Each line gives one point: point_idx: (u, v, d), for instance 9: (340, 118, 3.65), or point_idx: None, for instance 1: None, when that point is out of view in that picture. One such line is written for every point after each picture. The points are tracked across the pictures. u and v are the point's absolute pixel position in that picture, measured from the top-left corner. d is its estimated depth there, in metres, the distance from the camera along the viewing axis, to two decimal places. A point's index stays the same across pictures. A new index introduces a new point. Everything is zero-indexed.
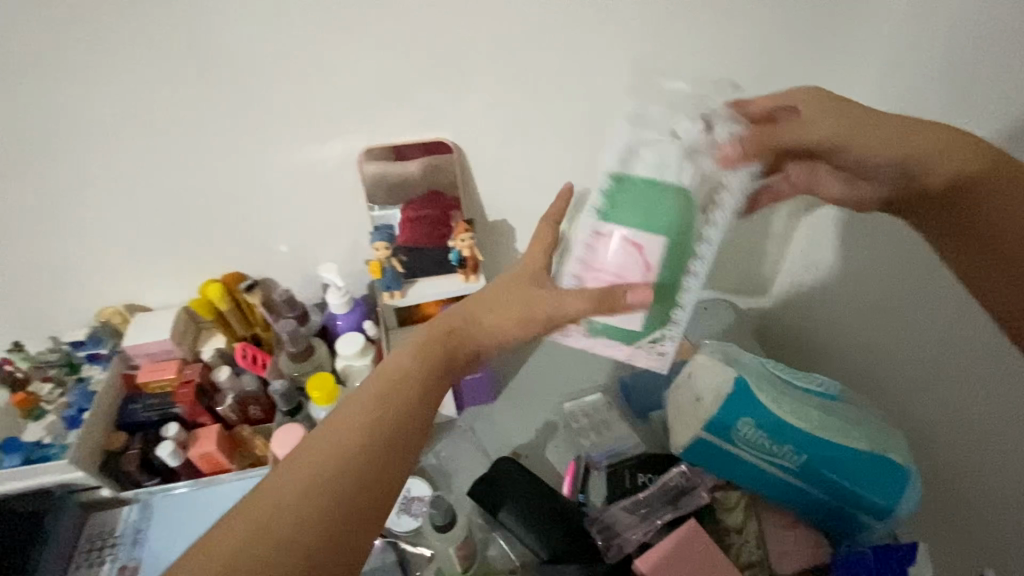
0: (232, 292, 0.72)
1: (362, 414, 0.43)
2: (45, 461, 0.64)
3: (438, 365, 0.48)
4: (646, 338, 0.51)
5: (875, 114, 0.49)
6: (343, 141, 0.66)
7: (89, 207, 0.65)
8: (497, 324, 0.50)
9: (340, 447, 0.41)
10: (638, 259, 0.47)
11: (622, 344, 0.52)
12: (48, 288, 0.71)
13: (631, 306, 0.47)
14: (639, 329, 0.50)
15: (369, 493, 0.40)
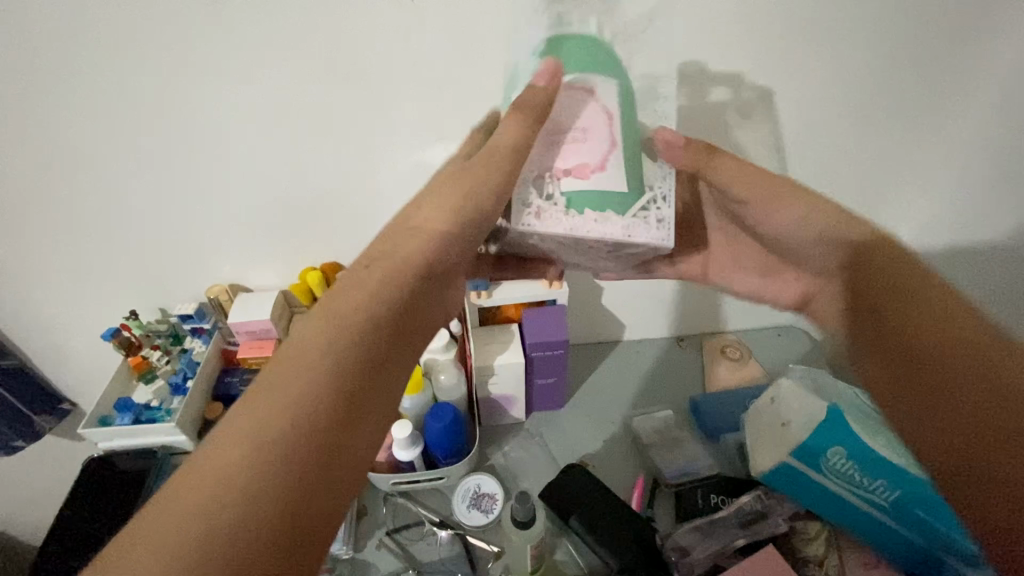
0: (329, 280, 0.76)
1: (322, 329, 0.35)
2: (153, 422, 0.68)
3: (381, 282, 0.39)
4: (638, 206, 0.41)
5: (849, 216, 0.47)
6: (452, 144, 0.68)
7: (211, 196, 0.70)
8: (439, 224, 0.42)
9: (287, 401, 0.32)
10: (597, 106, 0.40)
11: (616, 218, 0.41)
12: (166, 264, 0.76)
13: (595, 158, 0.39)
14: (626, 191, 0.40)
15: (334, 437, 0.32)
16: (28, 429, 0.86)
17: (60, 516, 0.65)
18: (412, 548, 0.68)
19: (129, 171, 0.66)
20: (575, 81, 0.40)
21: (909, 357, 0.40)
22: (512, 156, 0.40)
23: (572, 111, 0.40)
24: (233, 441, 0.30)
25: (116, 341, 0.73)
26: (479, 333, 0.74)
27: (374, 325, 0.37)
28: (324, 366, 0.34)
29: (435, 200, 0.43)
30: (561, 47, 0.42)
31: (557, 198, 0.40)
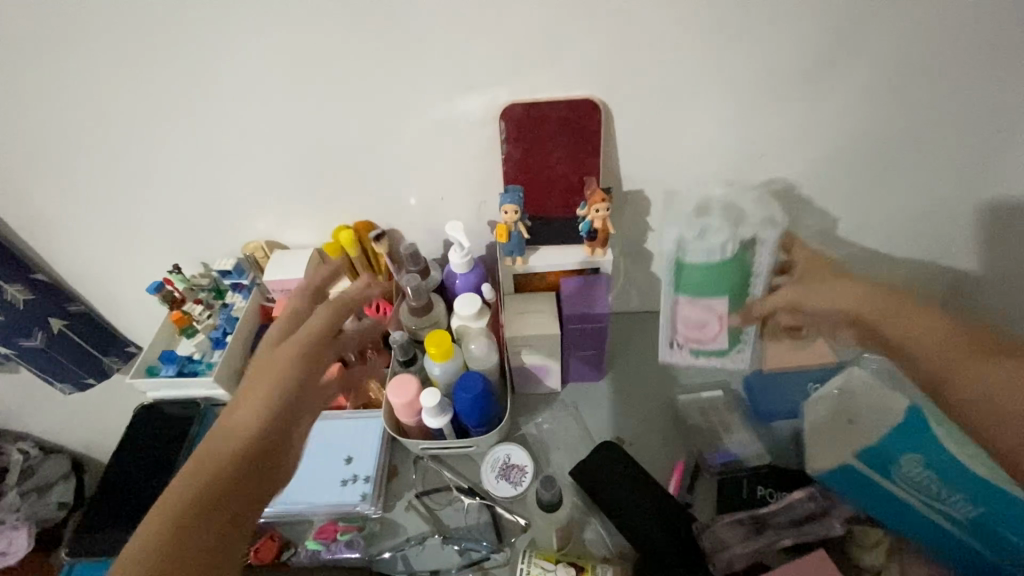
0: (362, 240, 0.73)
1: (229, 431, 0.46)
2: (194, 375, 0.70)
3: (261, 409, 0.48)
4: (734, 349, 0.67)
5: (827, 276, 0.61)
6: (488, 94, 0.62)
7: (244, 154, 0.68)
8: (242, 416, 0.47)
9: (187, 492, 0.39)
10: (710, 313, 0.63)
11: (719, 359, 0.68)
12: (204, 219, 0.76)
13: (715, 335, 0.65)
14: (725, 347, 0.67)
15: (225, 497, 0.40)
16: (96, 367, 0.91)
17: (115, 460, 0.70)
18: (440, 513, 0.68)
19: (161, 126, 0.65)
20: (702, 300, 0.62)
21: (975, 355, 0.48)
22: (290, 372, 0.52)
23: (690, 307, 0.63)
24: (143, 539, 0.37)
25: (160, 294, 0.74)
26: (514, 301, 0.70)
27: (259, 414, 0.47)
28: (229, 449, 0.44)
29: (269, 374, 0.52)
30: (689, 271, 0.60)
31: (682, 347, 0.68)
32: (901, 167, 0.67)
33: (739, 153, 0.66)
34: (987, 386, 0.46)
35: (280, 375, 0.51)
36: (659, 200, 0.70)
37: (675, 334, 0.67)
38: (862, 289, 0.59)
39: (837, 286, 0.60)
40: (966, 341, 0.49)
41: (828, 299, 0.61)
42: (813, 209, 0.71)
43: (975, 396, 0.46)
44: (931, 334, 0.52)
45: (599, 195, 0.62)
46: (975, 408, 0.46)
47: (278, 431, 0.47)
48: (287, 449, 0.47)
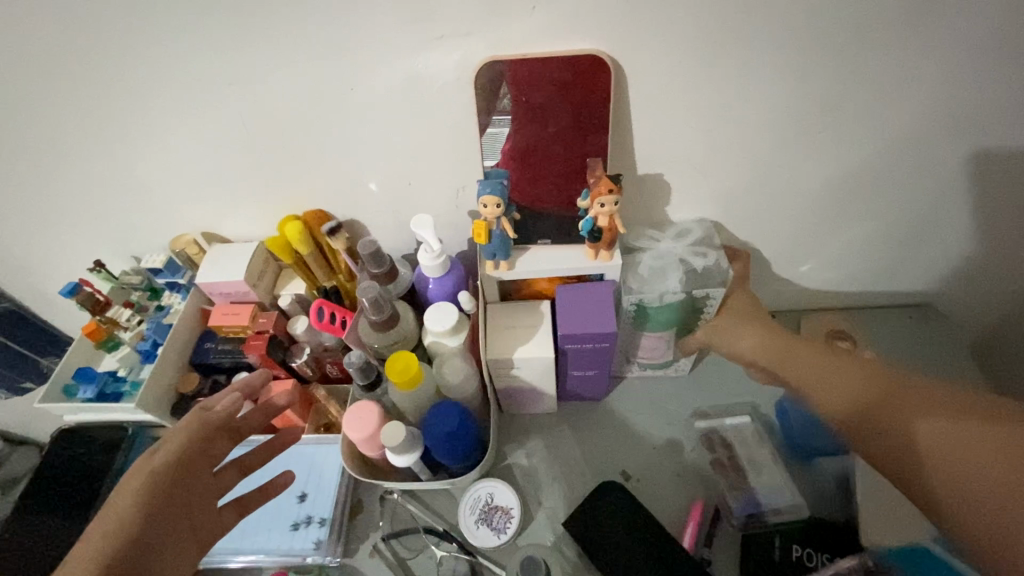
0: (313, 233, 0.60)
1: (119, 517, 0.41)
2: (118, 397, 0.59)
3: (169, 485, 0.44)
4: (673, 362, 0.64)
5: (761, 314, 0.59)
6: (460, 49, 0.46)
7: (160, 129, 0.54)
8: (150, 481, 0.43)
9: None
10: (654, 344, 0.61)
11: (661, 368, 0.65)
12: (125, 208, 0.63)
13: (650, 355, 0.63)
14: (661, 361, 0.64)
15: None
16: (33, 369, 0.81)
17: (28, 496, 0.59)
18: (410, 561, 0.57)
19: (44, 97, 0.51)
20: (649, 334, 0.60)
21: (910, 402, 0.43)
22: (195, 442, 0.47)
23: (636, 339, 0.61)
24: None
25: (76, 297, 0.61)
26: (499, 312, 0.57)
27: (165, 493, 0.43)
28: (122, 540, 0.40)
29: (182, 440, 0.47)
30: (640, 315, 0.58)
31: (631, 366, 0.65)
32: (997, 146, 0.52)
33: (791, 126, 0.51)
34: (921, 447, 0.41)
35: (193, 440, 0.47)
36: (682, 186, 0.56)
37: (617, 352, 0.64)
38: (769, 331, 0.57)
39: (748, 328, 0.58)
40: (901, 388, 0.45)
41: (738, 336, 0.58)
42: (877, 196, 0.57)
43: (925, 437, 0.41)
44: (831, 384, 0.49)
45: (606, 183, 0.47)
46: (942, 464, 0.39)
47: (200, 487, 0.46)
48: (204, 508, 0.46)
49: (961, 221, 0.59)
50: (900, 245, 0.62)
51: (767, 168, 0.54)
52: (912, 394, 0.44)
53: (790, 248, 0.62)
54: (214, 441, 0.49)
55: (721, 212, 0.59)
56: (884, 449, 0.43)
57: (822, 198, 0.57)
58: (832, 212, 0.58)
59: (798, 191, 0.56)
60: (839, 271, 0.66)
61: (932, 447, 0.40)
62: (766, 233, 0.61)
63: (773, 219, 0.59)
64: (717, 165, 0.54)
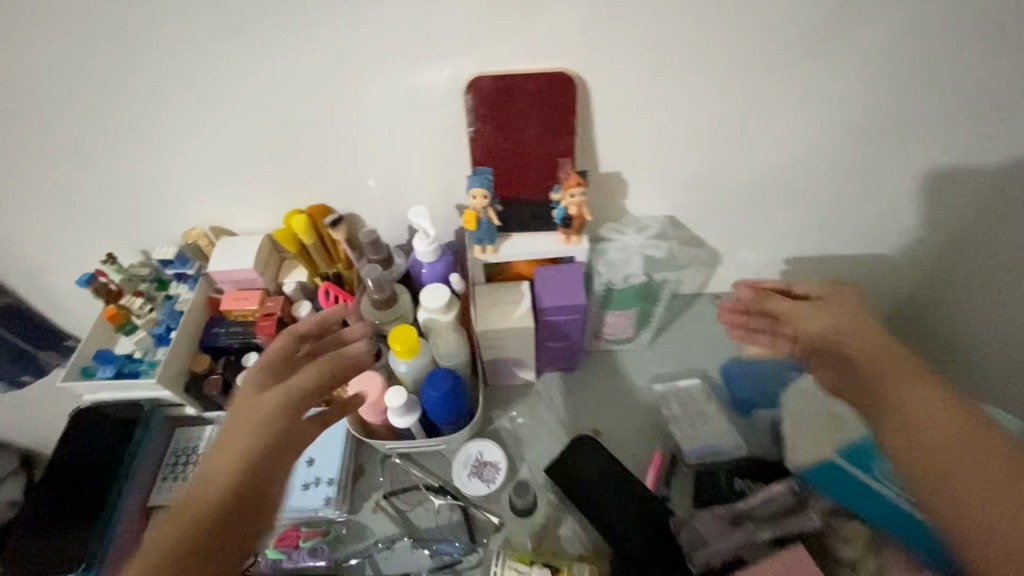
0: (317, 226, 0.67)
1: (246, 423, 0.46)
2: (135, 376, 0.64)
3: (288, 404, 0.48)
4: (636, 337, 0.74)
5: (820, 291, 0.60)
6: (452, 64, 0.55)
7: (178, 132, 0.60)
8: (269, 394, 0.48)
9: (220, 486, 0.42)
10: (621, 322, 0.70)
11: (624, 343, 0.75)
12: (138, 204, 0.68)
13: (615, 332, 0.72)
14: (626, 336, 0.73)
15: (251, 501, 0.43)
16: (32, 364, 0.84)
17: (48, 467, 0.63)
18: (410, 514, 0.65)
19: (75, 100, 0.57)
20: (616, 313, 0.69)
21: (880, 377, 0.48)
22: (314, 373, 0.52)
23: (605, 319, 0.70)
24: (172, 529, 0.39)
25: (91, 288, 0.66)
26: (485, 292, 0.66)
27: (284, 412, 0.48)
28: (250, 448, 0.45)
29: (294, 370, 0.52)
30: (608, 298, 0.68)
31: (600, 342, 0.74)
32: (886, 147, 0.64)
33: (724, 130, 0.62)
34: (927, 408, 0.44)
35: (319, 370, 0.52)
36: (639, 181, 0.66)
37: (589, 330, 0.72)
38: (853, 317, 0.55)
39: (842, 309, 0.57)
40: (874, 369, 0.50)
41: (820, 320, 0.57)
42: (798, 189, 0.68)
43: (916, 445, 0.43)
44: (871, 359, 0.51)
45: (575, 179, 0.57)
46: (908, 435, 0.44)
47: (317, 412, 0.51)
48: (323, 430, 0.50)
49: (867, 211, 0.71)
50: (820, 232, 0.74)
51: (707, 165, 0.65)
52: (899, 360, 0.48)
53: (732, 235, 0.73)
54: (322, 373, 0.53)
55: (672, 204, 0.69)
56: (851, 389, 0.51)
57: (754, 190, 0.68)
58: (763, 203, 0.70)
59: (735, 185, 0.67)
60: (774, 256, 0.77)
61: (899, 430, 0.45)
62: (710, 222, 0.72)
63: (717, 210, 0.70)
64: (667, 164, 0.64)
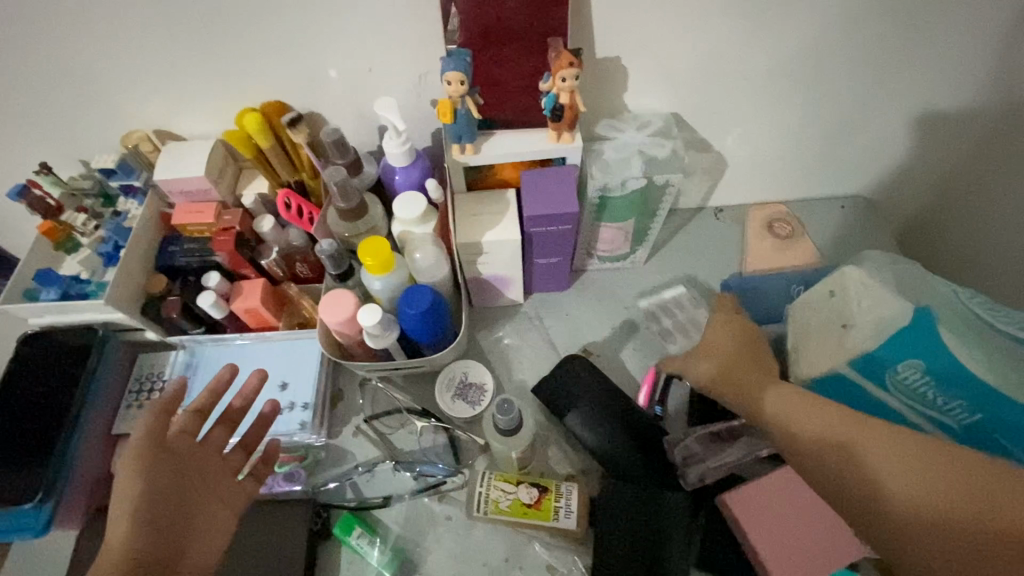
0: (273, 127, 0.59)
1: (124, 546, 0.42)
2: (83, 299, 0.58)
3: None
4: (615, 259, 0.69)
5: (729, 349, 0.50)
6: None
7: (96, 5, 0.51)
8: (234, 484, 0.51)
9: None
10: (617, 235, 0.65)
11: (617, 262, 0.69)
12: (67, 102, 0.60)
13: (605, 243, 0.66)
14: (618, 252, 0.68)
15: None
16: None
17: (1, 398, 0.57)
18: (391, 437, 0.62)
19: None
20: (611, 224, 0.63)
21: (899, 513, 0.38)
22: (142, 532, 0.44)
23: (597, 235, 0.65)
24: None
25: (26, 201, 0.60)
26: (464, 202, 0.60)
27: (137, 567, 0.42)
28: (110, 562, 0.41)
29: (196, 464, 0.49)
30: (606, 209, 0.61)
31: (591, 262, 0.69)
32: (929, 26, 0.55)
33: (742, 5, 0.52)
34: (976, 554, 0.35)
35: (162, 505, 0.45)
36: (639, 71, 0.57)
37: (585, 248, 0.67)
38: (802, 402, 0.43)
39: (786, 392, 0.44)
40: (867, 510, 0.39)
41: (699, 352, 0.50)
42: (819, 80, 0.60)
43: None
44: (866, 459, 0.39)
45: (566, 56, 0.48)
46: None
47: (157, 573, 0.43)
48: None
49: (893, 109, 0.63)
50: (839, 133, 0.66)
51: (719, 51, 0.56)
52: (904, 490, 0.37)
53: (742, 140, 0.66)
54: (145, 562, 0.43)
55: (676, 100, 0.61)
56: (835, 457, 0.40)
57: (769, 83, 0.60)
58: (778, 100, 0.62)
59: (748, 76, 0.59)
60: (785, 164, 0.69)
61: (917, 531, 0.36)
62: (718, 124, 0.64)
63: (727, 109, 0.62)
64: (673, 48, 0.55)
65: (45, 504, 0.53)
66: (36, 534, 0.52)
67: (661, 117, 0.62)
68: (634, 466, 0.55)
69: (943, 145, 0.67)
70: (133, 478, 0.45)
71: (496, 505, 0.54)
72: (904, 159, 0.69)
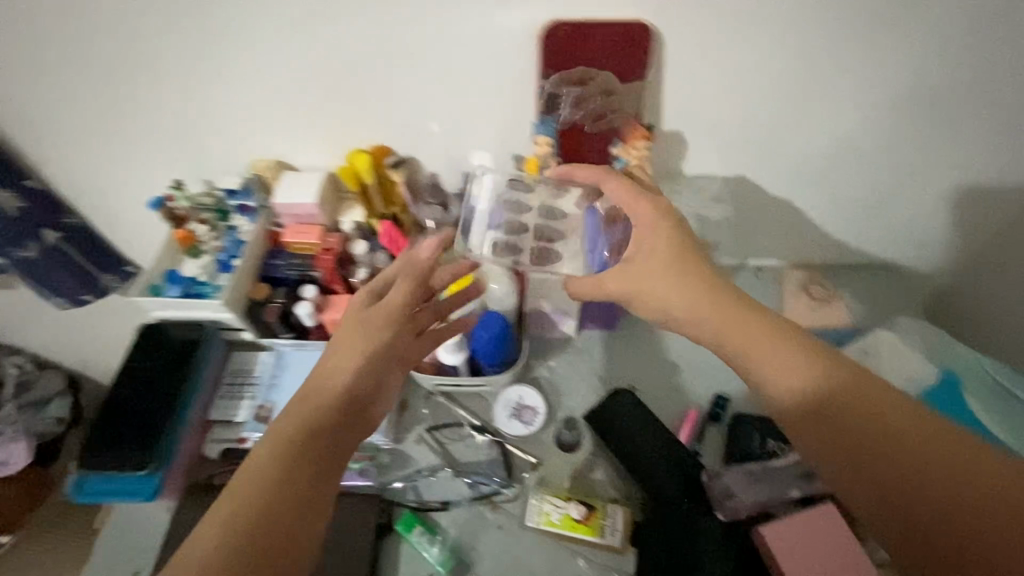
0: (378, 166, 0.69)
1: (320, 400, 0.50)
2: (200, 297, 0.67)
3: (325, 433, 0.48)
4: None
5: (710, 284, 0.51)
6: (528, 8, 0.56)
7: (254, 58, 0.62)
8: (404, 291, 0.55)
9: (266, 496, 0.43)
10: None
11: None
12: (208, 132, 0.71)
13: None
14: None
15: (289, 476, 0.45)
16: (94, 285, 0.87)
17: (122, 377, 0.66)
18: (451, 447, 0.68)
19: (157, 16, 0.59)
20: None
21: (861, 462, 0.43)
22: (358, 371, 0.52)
23: None
24: (274, 444, 0.47)
25: (162, 211, 0.71)
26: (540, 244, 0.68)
27: (320, 433, 0.48)
28: (311, 420, 0.49)
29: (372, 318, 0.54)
30: None
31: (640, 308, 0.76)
32: (954, 122, 0.64)
33: (790, 94, 0.61)
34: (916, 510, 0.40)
35: (344, 383, 0.51)
36: (699, 142, 0.66)
37: None
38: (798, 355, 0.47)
39: (765, 343, 0.48)
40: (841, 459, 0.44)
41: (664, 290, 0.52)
42: (856, 160, 0.68)
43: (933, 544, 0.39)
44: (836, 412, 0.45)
45: (642, 131, 0.59)
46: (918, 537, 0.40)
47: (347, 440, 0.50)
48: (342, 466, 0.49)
49: (924, 189, 0.71)
50: (873, 208, 0.73)
51: (769, 130, 0.65)
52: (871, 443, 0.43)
53: (784, 207, 0.74)
54: (330, 434, 0.49)
55: (729, 169, 0.69)
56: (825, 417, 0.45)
57: (811, 159, 0.68)
58: (819, 174, 0.69)
59: (793, 153, 0.67)
60: (823, 232, 0.77)
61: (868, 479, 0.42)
62: (764, 191, 0.72)
63: (772, 179, 0.70)
64: (730, 126, 0.64)
65: (156, 472, 0.61)
66: (147, 498, 0.60)
67: (714, 183, 0.70)
68: (675, 492, 0.61)
69: (969, 226, 0.74)
70: (363, 325, 0.53)
71: (547, 518, 0.60)
72: (934, 236, 0.76)
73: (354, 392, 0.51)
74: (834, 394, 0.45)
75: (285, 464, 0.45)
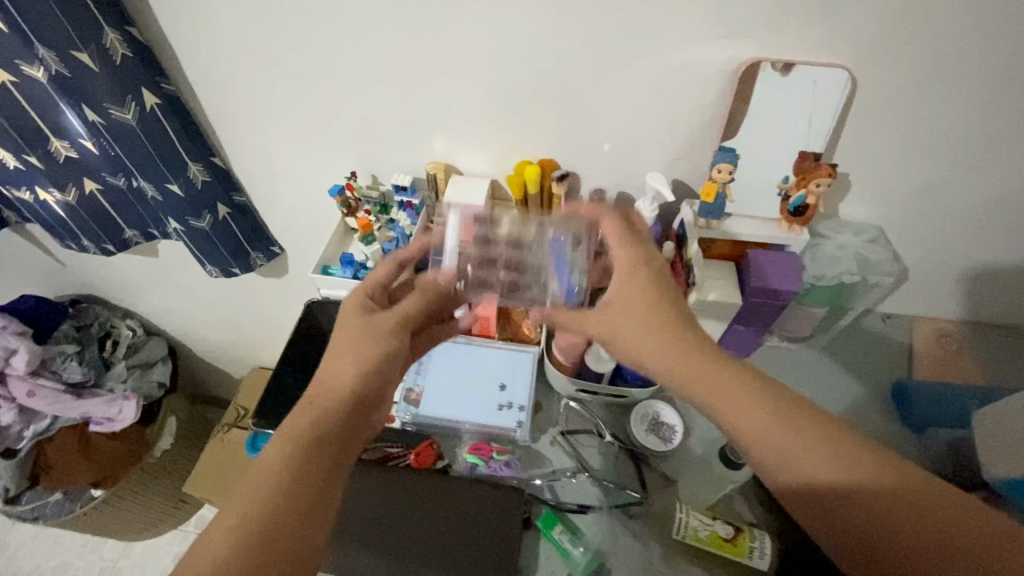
0: (544, 178, 0.74)
1: (324, 398, 0.50)
2: None
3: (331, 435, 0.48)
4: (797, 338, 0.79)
5: (674, 329, 0.51)
6: (733, 47, 0.60)
7: (456, 70, 0.67)
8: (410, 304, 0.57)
9: (271, 492, 0.43)
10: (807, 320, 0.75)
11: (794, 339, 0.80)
12: (388, 133, 0.76)
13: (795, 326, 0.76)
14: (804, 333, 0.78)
15: (302, 476, 0.45)
16: (246, 261, 0.93)
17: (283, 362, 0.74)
18: (584, 451, 0.69)
19: (379, 26, 0.64)
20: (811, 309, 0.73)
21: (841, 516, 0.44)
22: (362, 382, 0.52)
23: (791, 316, 0.75)
24: (283, 443, 0.46)
25: (340, 199, 0.76)
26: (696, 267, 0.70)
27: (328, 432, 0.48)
28: (317, 419, 0.48)
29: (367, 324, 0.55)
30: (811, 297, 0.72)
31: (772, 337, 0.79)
32: None
33: (965, 151, 0.64)
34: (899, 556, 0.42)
35: (348, 384, 0.51)
36: (862, 186, 0.69)
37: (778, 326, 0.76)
38: (766, 402, 0.47)
39: (735, 394, 0.48)
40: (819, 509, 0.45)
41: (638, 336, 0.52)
42: (1016, 220, 0.69)
43: None
44: (795, 451, 0.46)
45: (827, 169, 0.61)
46: None
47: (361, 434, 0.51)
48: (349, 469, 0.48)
49: None
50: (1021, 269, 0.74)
51: (933, 182, 0.67)
52: (838, 487, 0.44)
53: (929, 257, 0.75)
54: (338, 431, 0.49)
55: (886, 213, 0.71)
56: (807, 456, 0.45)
57: (973, 213, 0.70)
58: (977, 230, 0.71)
59: (951, 207, 0.69)
60: (963, 286, 0.78)
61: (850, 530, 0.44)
62: (913, 240, 0.74)
63: (925, 229, 0.72)
64: (896, 175, 0.67)
65: None
66: None
67: (868, 227, 0.72)
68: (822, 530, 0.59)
69: None
70: (364, 329, 0.54)
71: (694, 533, 0.60)
72: None
73: (359, 395, 0.51)
74: (792, 441, 0.46)
75: (291, 461, 0.45)
